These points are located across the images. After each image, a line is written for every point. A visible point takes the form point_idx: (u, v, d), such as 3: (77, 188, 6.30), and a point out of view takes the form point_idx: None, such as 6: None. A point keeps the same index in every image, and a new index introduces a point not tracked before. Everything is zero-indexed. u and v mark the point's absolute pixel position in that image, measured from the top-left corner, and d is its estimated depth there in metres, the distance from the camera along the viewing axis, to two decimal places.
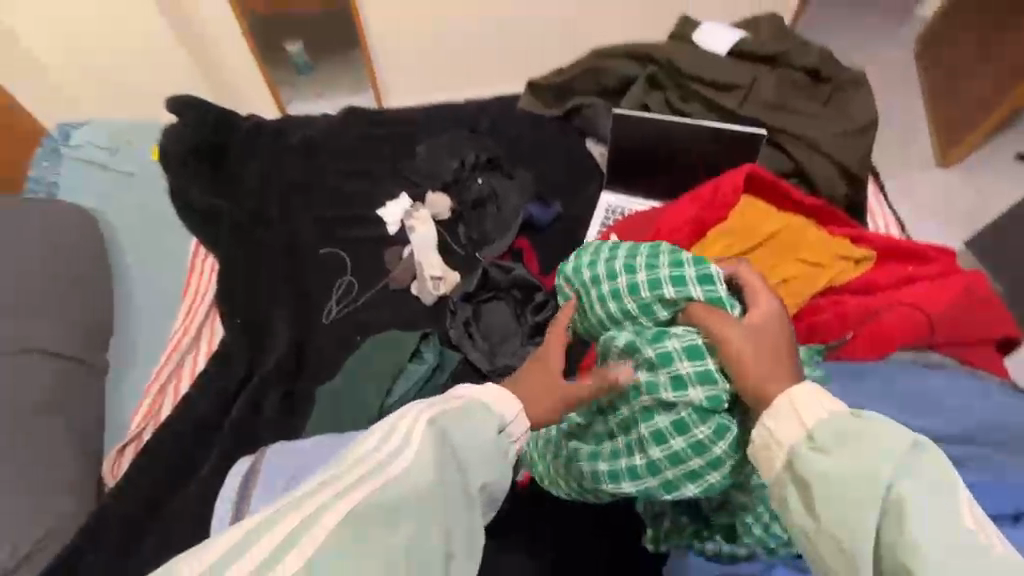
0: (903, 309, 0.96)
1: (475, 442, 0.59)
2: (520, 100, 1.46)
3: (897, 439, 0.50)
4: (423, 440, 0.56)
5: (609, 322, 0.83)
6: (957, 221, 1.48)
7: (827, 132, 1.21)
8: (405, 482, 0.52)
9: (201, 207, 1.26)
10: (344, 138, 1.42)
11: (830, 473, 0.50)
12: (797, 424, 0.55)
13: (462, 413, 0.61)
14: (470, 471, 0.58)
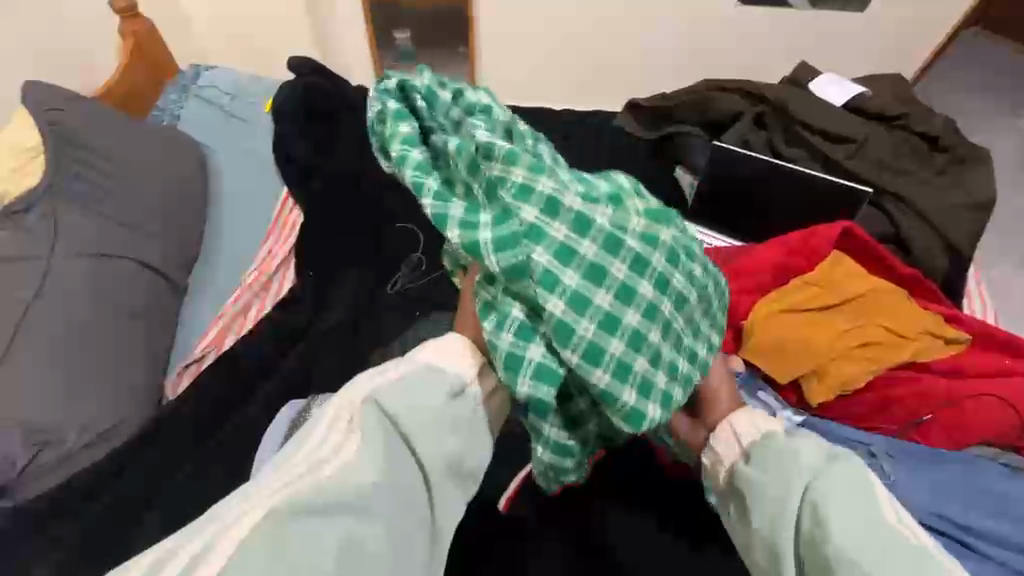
0: (994, 404, 0.94)
1: (422, 417, 0.56)
2: (616, 118, 1.47)
3: (814, 452, 0.59)
4: (364, 429, 0.53)
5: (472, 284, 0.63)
6: None
7: (938, 201, 1.09)
8: (345, 477, 0.50)
9: (299, 159, 1.35)
10: None
11: (762, 484, 0.60)
12: (733, 444, 0.66)
13: (404, 384, 0.57)
14: (426, 448, 0.55)
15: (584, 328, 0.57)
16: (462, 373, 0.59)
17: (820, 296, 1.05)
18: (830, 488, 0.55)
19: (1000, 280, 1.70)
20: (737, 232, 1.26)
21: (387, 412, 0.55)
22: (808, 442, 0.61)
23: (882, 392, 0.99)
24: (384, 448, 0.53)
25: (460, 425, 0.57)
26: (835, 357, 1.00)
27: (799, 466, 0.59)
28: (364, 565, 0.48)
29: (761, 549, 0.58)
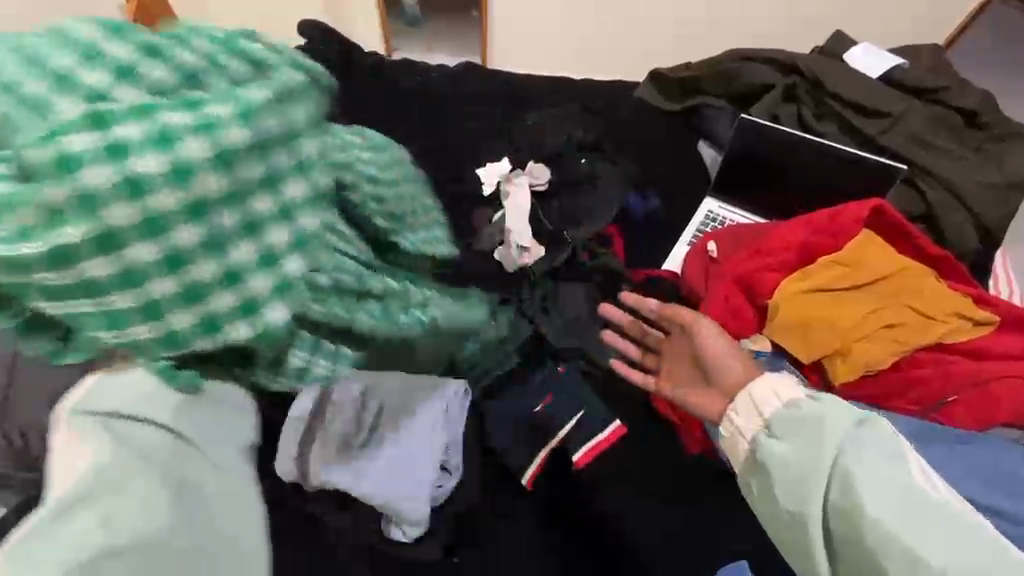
0: (1018, 385, 0.94)
1: (141, 405, 0.69)
2: (638, 89, 1.43)
3: (841, 420, 0.70)
4: (78, 430, 0.66)
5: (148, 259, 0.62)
6: None
7: (973, 180, 1.06)
8: (93, 473, 0.64)
9: None
10: (453, 92, 1.42)
11: (791, 457, 0.70)
12: (757, 416, 0.76)
13: (89, 393, 0.67)
14: (161, 420, 0.70)
15: (276, 314, 0.68)
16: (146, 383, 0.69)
17: (847, 276, 1.03)
18: (866, 462, 0.66)
19: None
20: (761, 209, 1.24)
21: (96, 413, 0.67)
22: (838, 414, 0.70)
23: (907, 373, 0.99)
24: (106, 442, 0.66)
25: (162, 393, 0.70)
26: (860, 338, 1.00)
27: (829, 441, 0.68)
28: (132, 525, 0.64)
29: (788, 513, 0.69)
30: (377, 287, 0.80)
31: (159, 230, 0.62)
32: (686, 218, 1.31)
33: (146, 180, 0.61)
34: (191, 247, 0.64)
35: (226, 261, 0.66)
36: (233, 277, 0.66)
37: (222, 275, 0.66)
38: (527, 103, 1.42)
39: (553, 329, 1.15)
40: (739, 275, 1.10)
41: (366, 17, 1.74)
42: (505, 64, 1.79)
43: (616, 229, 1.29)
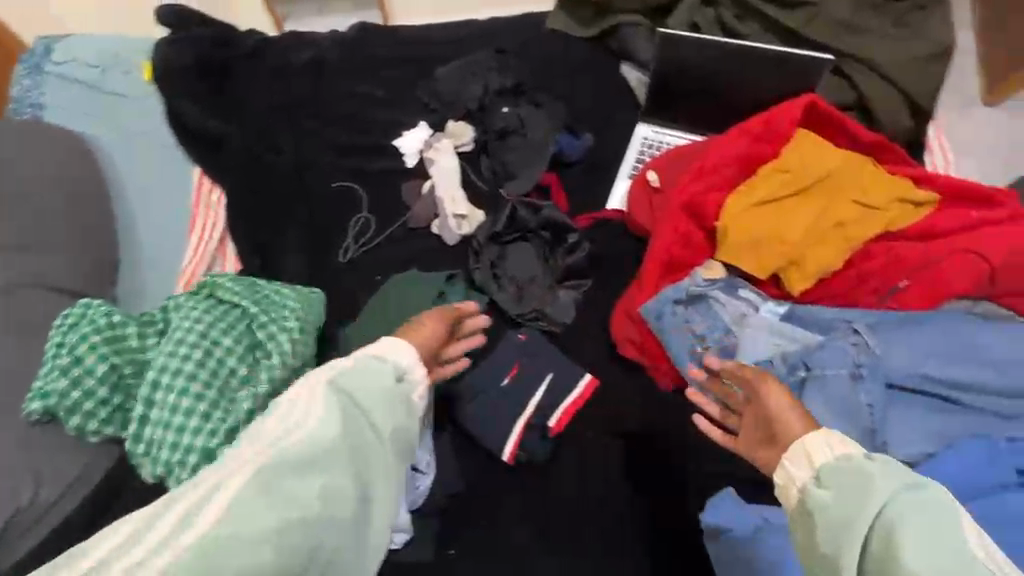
0: (966, 257, 0.94)
1: (371, 390, 0.67)
2: (549, 18, 1.32)
3: (892, 486, 0.58)
4: (324, 403, 0.63)
5: (206, 376, 0.82)
6: None
7: (895, 57, 1.03)
8: (312, 439, 0.60)
9: (200, 132, 1.15)
10: (354, 58, 1.27)
11: (830, 509, 0.59)
12: (807, 464, 0.64)
13: (357, 369, 0.68)
14: (372, 411, 0.66)
15: (192, 369, 0.81)
16: (402, 359, 0.73)
17: (790, 183, 1.00)
18: (911, 523, 0.54)
19: None
20: (697, 125, 1.18)
21: (343, 393, 0.65)
22: (893, 487, 0.58)
23: (859, 269, 0.98)
24: (356, 436, 0.64)
25: (369, 393, 0.67)
26: (811, 244, 0.98)
27: (883, 497, 0.57)
28: (298, 512, 0.56)
29: (826, 556, 0.58)
30: (195, 330, 0.84)
31: (171, 467, 0.80)
32: (623, 149, 1.25)
33: (138, 425, 0.81)
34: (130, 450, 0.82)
35: (151, 417, 0.81)
36: (171, 437, 0.80)
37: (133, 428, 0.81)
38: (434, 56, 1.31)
39: (508, 296, 1.11)
40: (686, 200, 1.05)
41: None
42: (411, 16, 1.58)
43: (552, 176, 1.23)
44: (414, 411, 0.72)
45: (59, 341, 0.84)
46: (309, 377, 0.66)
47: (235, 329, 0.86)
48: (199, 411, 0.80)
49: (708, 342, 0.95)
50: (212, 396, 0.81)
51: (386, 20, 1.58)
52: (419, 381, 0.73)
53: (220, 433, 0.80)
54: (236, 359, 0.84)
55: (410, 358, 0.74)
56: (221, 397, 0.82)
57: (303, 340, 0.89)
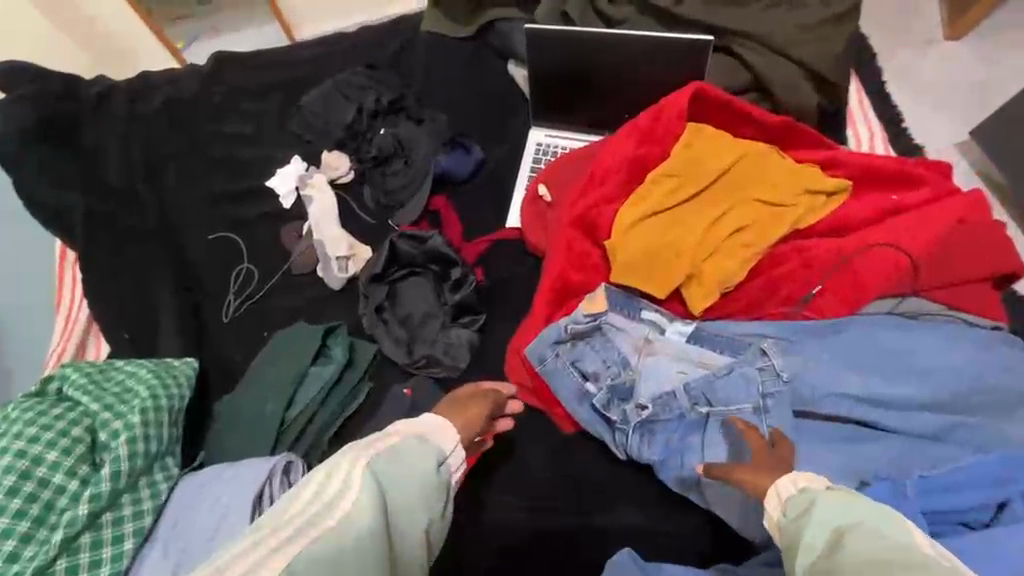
0: (884, 252, 0.82)
1: (405, 480, 0.61)
2: (424, 20, 1.19)
3: (851, 512, 0.54)
4: (362, 486, 0.58)
5: (27, 497, 0.75)
6: (961, 104, 1.50)
7: (786, 27, 0.91)
8: (340, 525, 0.55)
9: (51, 204, 1.07)
10: (216, 98, 1.19)
11: (798, 538, 0.55)
12: (776, 501, 0.61)
13: (394, 452, 0.63)
14: (410, 504, 0.61)
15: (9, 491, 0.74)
16: (443, 443, 0.68)
17: (681, 187, 0.89)
18: (855, 531, 0.52)
19: (904, 70, 1.53)
20: (588, 124, 1.06)
21: (382, 477, 0.61)
22: (839, 506, 0.55)
23: (766, 276, 0.87)
24: (384, 528, 0.58)
25: (414, 471, 0.63)
26: (710, 254, 0.87)
27: (831, 512, 0.55)
28: None
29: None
30: (18, 445, 0.77)
31: None
32: (517, 159, 1.13)
33: None
34: None
35: None
36: None
37: None
38: (303, 81, 1.19)
39: (397, 342, 1.01)
40: (574, 216, 0.93)
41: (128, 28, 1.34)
42: (316, 28, 1.42)
43: (440, 199, 1.11)
44: (449, 499, 0.67)
45: None
46: (348, 455, 0.61)
47: (69, 438, 0.80)
48: (12, 547, 0.73)
49: (596, 382, 0.87)
50: (32, 521, 0.75)
51: (293, 35, 1.40)
52: (458, 461, 0.69)
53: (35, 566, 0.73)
54: (64, 473, 0.78)
55: (453, 439, 0.70)
56: (46, 519, 0.75)
57: (150, 440, 0.83)
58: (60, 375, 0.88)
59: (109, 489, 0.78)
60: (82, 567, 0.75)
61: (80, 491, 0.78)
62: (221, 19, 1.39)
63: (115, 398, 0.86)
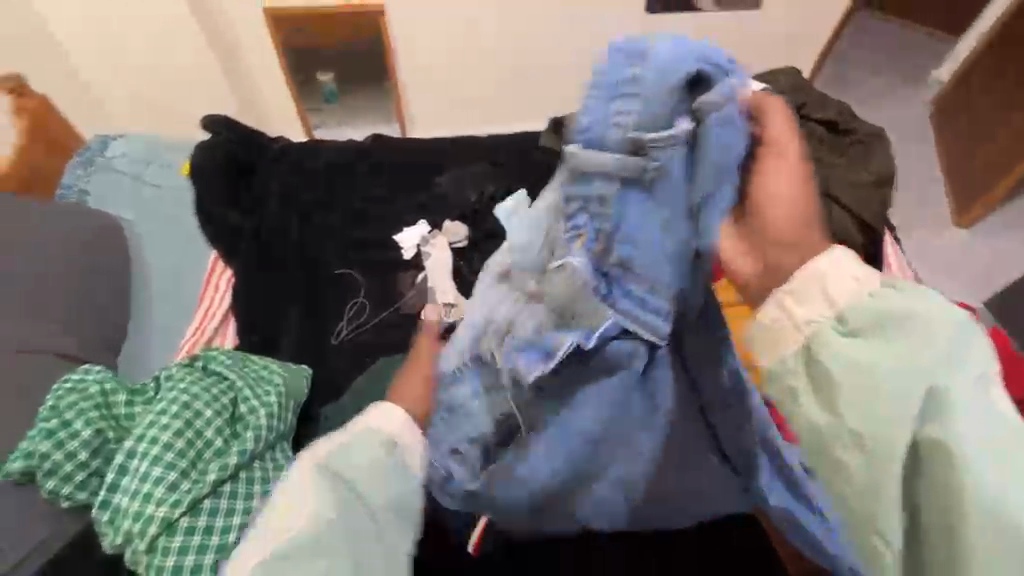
0: None
1: (364, 470, 0.66)
2: (541, 137, 1.50)
3: (944, 325, 0.55)
4: (315, 485, 0.63)
5: (189, 443, 0.84)
6: (973, 280, 1.75)
7: (842, 183, 1.18)
8: (303, 526, 0.60)
9: (220, 223, 1.30)
10: (365, 165, 1.46)
11: (877, 369, 0.56)
12: (825, 304, 0.62)
13: (348, 447, 0.68)
14: (372, 488, 0.66)
15: (172, 436, 0.83)
16: (386, 425, 0.72)
17: None
18: (960, 379, 0.53)
19: (922, 244, 1.81)
20: None
21: (332, 469, 0.65)
22: (918, 308, 0.57)
23: None
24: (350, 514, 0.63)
25: (368, 457, 0.67)
26: None
27: (932, 343, 0.55)
28: None
29: (864, 429, 0.55)
30: (182, 398, 0.88)
31: (129, 538, 0.78)
32: None
33: (106, 495, 0.81)
34: (97, 516, 0.81)
35: (123, 486, 0.80)
36: (138, 505, 0.78)
37: (102, 495, 0.81)
38: (438, 165, 1.47)
39: None
40: None
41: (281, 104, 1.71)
42: (425, 127, 1.83)
43: None
44: (418, 476, 0.71)
45: (49, 400, 0.89)
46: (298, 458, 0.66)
47: (221, 401, 0.90)
48: (170, 480, 0.80)
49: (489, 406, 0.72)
50: (189, 464, 0.83)
51: (405, 129, 1.79)
52: (407, 437, 0.72)
53: (185, 503, 0.79)
54: (217, 430, 0.87)
55: (399, 417, 0.74)
56: (198, 464, 0.84)
57: (281, 420, 0.94)
58: (206, 355, 0.99)
59: (251, 449, 0.87)
60: (217, 514, 0.80)
61: (225, 448, 0.87)
62: (348, 116, 1.74)
63: (255, 379, 0.97)
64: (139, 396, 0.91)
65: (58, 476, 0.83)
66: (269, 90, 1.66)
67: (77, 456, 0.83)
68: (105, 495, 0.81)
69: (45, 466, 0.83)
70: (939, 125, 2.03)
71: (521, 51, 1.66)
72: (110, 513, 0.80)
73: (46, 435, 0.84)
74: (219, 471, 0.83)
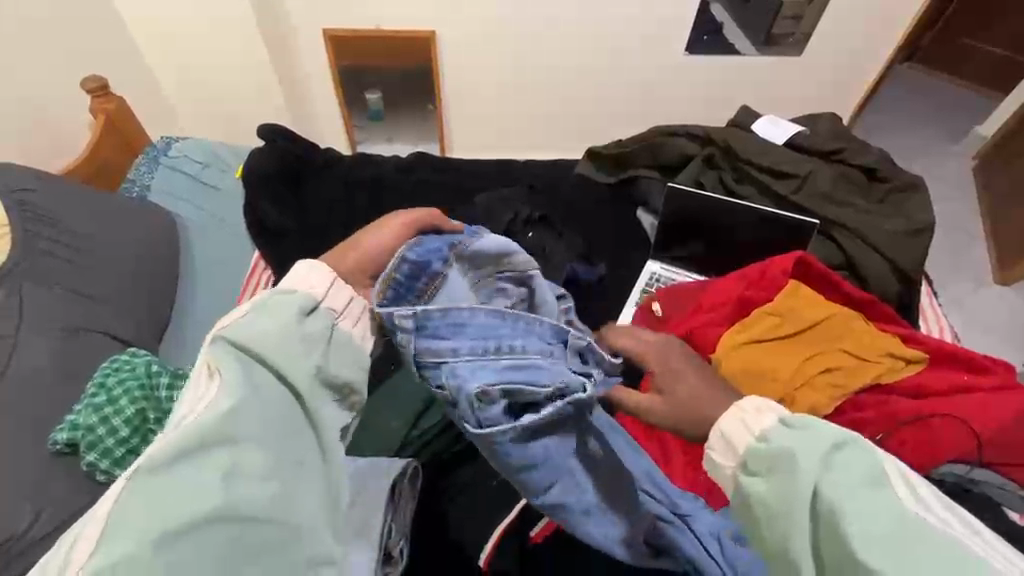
0: (951, 419, 0.95)
1: (270, 345, 0.54)
2: (578, 165, 1.54)
3: (811, 448, 0.57)
4: (219, 370, 0.52)
5: None
6: (1012, 340, 1.69)
7: (879, 229, 1.19)
8: (207, 410, 0.49)
9: (271, 226, 1.36)
10: (406, 181, 1.52)
11: (766, 496, 0.58)
12: (732, 450, 0.64)
13: (250, 316, 0.56)
14: (288, 366, 0.55)
15: None
16: (312, 292, 0.61)
17: (782, 325, 1.07)
18: (835, 482, 0.54)
19: (958, 299, 1.77)
20: (698, 266, 1.32)
21: (237, 347, 0.54)
22: (800, 442, 0.58)
23: (849, 416, 1.00)
24: (265, 390, 0.53)
25: (269, 328, 0.55)
26: (804, 384, 1.01)
27: (807, 459, 0.56)
28: (249, 490, 0.48)
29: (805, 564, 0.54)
30: None
31: None
32: (632, 281, 1.35)
33: None
34: None
35: None
36: None
37: None
38: (476, 186, 1.52)
39: None
40: (688, 330, 1.11)
41: (331, 118, 1.81)
42: (463, 150, 1.89)
43: (566, 296, 1.32)
44: (339, 345, 0.61)
45: (95, 379, 0.95)
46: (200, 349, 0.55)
47: None
48: None
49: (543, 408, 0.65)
50: None
51: (445, 151, 1.88)
52: (331, 305, 0.62)
53: None
54: None
55: (327, 284, 0.62)
56: None
57: None
58: None
59: None
60: None
61: None
62: (397, 134, 1.84)
63: None
64: (180, 382, 0.96)
65: (99, 450, 0.88)
66: (321, 104, 1.77)
67: (120, 433, 0.88)
68: None
69: (88, 440, 0.88)
70: (980, 181, 2.00)
71: (564, 83, 1.72)
72: None
73: (93, 408, 0.90)
74: None
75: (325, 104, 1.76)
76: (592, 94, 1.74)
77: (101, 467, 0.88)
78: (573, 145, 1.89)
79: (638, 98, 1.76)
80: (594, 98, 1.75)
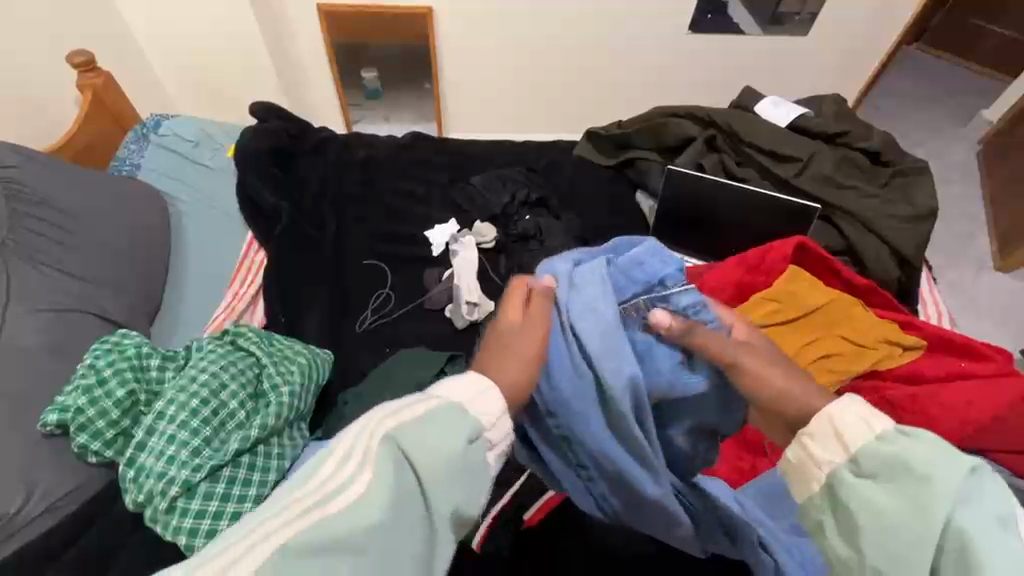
0: (949, 407, 0.94)
1: (438, 468, 0.45)
2: (577, 147, 1.52)
3: (951, 469, 0.45)
4: (377, 470, 0.43)
5: (210, 414, 0.87)
6: (1011, 325, 1.68)
7: (880, 214, 1.17)
8: (349, 520, 0.40)
9: (266, 208, 1.33)
10: (401, 163, 1.49)
11: (876, 509, 0.47)
12: (839, 445, 0.51)
13: (429, 425, 0.46)
14: (436, 503, 0.45)
15: (197, 404, 0.87)
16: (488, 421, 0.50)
17: (781, 311, 1.06)
18: (974, 512, 0.43)
19: (957, 284, 1.76)
20: (698, 250, 1.30)
21: (404, 453, 0.44)
22: (937, 457, 0.46)
23: None
24: (410, 523, 0.43)
25: (442, 447, 0.46)
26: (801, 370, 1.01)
27: (943, 483, 0.45)
28: None
29: None
30: (210, 368, 0.91)
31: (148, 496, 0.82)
32: None
33: (133, 454, 0.86)
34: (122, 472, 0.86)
35: (149, 451, 0.85)
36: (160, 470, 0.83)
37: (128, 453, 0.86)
38: (473, 167, 1.49)
39: None
40: None
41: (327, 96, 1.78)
42: (461, 130, 1.86)
43: None
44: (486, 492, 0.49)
45: (87, 361, 0.92)
46: (358, 420, 0.46)
47: (245, 375, 0.93)
48: (193, 445, 0.84)
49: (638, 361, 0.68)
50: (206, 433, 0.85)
51: (442, 132, 1.85)
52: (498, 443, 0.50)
53: (202, 470, 0.83)
54: (242, 402, 0.90)
55: (503, 417, 0.51)
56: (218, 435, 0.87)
57: (299, 403, 0.95)
58: (235, 330, 1.01)
59: (272, 424, 0.90)
60: (234, 483, 0.85)
61: (245, 420, 0.90)
62: (393, 113, 1.81)
63: (280, 359, 0.99)
64: (172, 364, 0.95)
65: (89, 432, 0.87)
66: (316, 83, 1.73)
67: (111, 415, 0.88)
68: (132, 454, 0.86)
69: (78, 423, 0.87)
70: (983, 166, 1.97)
71: (564, 62, 1.68)
72: (135, 470, 0.85)
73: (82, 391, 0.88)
74: (242, 444, 0.87)
75: (320, 82, 1.73)
76: (593, 74, 1.70)
77: (89, 449, 0.88)
78: (572, 126, 1.86)
79: (640, 78, 1.72)
80: (594, 77, 1.72)
